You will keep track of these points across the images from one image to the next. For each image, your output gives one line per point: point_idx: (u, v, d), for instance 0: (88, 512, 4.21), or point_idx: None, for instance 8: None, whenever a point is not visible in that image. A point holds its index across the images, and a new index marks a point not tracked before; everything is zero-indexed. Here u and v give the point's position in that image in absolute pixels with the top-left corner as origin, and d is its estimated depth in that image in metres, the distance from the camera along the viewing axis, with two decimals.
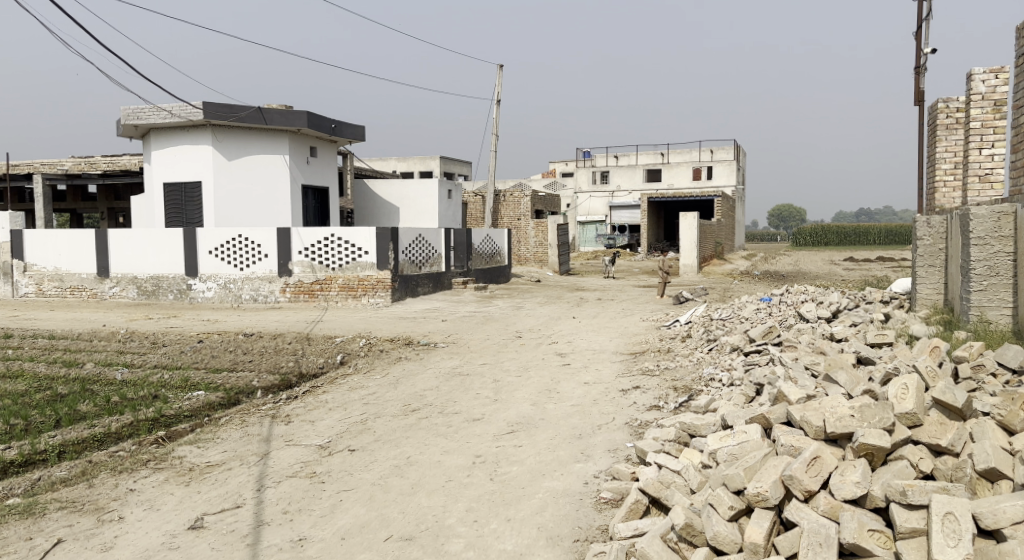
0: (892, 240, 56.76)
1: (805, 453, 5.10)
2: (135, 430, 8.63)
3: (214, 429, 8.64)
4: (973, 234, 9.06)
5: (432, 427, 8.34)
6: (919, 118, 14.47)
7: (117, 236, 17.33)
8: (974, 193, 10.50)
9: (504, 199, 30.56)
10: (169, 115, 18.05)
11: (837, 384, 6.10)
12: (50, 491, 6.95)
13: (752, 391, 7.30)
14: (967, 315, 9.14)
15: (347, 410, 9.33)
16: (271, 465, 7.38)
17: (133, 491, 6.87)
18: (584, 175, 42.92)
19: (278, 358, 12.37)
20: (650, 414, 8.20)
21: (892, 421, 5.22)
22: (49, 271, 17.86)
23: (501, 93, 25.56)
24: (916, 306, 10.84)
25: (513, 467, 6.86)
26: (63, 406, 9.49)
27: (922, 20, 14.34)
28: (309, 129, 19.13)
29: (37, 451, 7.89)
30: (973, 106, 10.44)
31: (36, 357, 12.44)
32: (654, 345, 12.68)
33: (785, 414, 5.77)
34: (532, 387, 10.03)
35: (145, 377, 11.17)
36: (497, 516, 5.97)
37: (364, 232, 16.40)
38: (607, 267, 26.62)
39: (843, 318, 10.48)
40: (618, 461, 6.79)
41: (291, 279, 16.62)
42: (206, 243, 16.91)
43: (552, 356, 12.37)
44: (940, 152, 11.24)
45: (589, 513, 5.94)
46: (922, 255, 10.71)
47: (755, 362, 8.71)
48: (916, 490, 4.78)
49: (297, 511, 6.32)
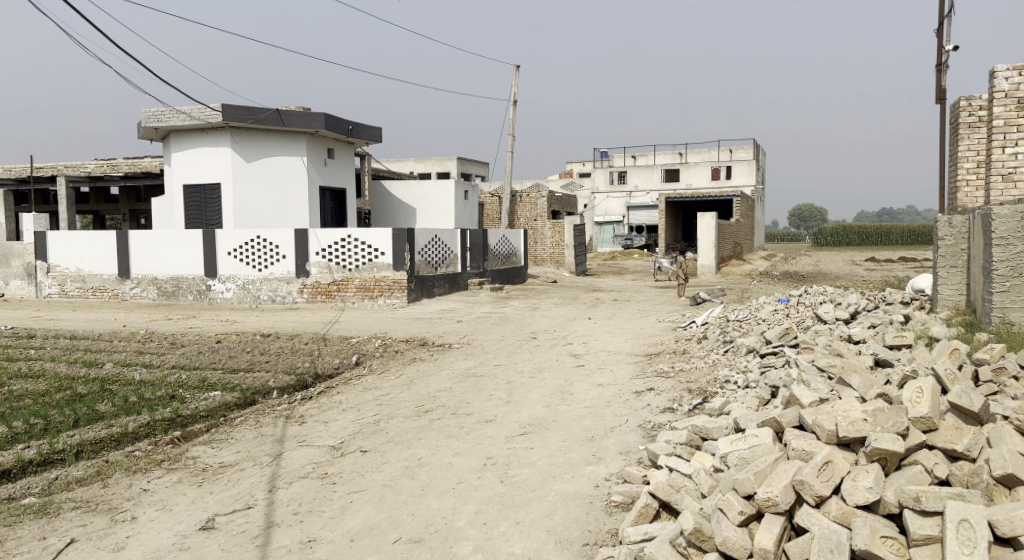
0: (914, 239, 56.04)
1: (817, 458, 5.01)
2: (152, 430, 8.67)
3: (229, 429, 8.66)
4: (995, 234, 8.92)
5: (444, 429, 8.31)
6: (941, 117, 14.28)
7: (138, 237, 17.46)
8: (997, 192, 10.35)
9: (521, 200, 30.50)
10: (188, 118, 18.17)
11: (850, 387, 5.97)
12: (66, 490, 6.98)
13: (766, 394, 7.22)
14: (990, 316, 9.01)
15: (361, 410, 9.30)
16: (283, 466, 7.37)
17: (147, 491, 6.89)
18: (601, 176, 42.79)
19: (295, 358, 12.39)
20: (663, 416, 8.13)
21: (906, 425, 5.14)
22: (71, 272, 18.03)
23: (519, 93, 25.50)
24: (938, 307, 10.68)
25: (524, 469, 6.81)
26: (81, 405, 9.54)
27: (944, 17, 14.15)
28: (328, 130, 19.15)
29: (55, 450, 7.94)
30: (996, 104, 10.29)
31: (57, 357, 12.54)
32: (670, 347, 12.60)
33: (797, 417, 5.67)
34: (545, 389, 9.98)
35: (163, 377, 11.22)
36: (506, 519, 5.93)
37: (381, 232, 16.39)
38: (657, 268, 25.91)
39: (861, 320, 10.35)
40: (629, 464, 6.73)
41: (308, 279, 16.66)
42: (225, 244, 16.98)
43: (567, 357, 12.30)
44: (962, 151, 11.06)
45: (599, 516, 5.89)
46: (944, 255, 10.55)
47: (771, 364, 8.60)
48: (929, 496, 4.67)
49: (307, 513, 6.30)
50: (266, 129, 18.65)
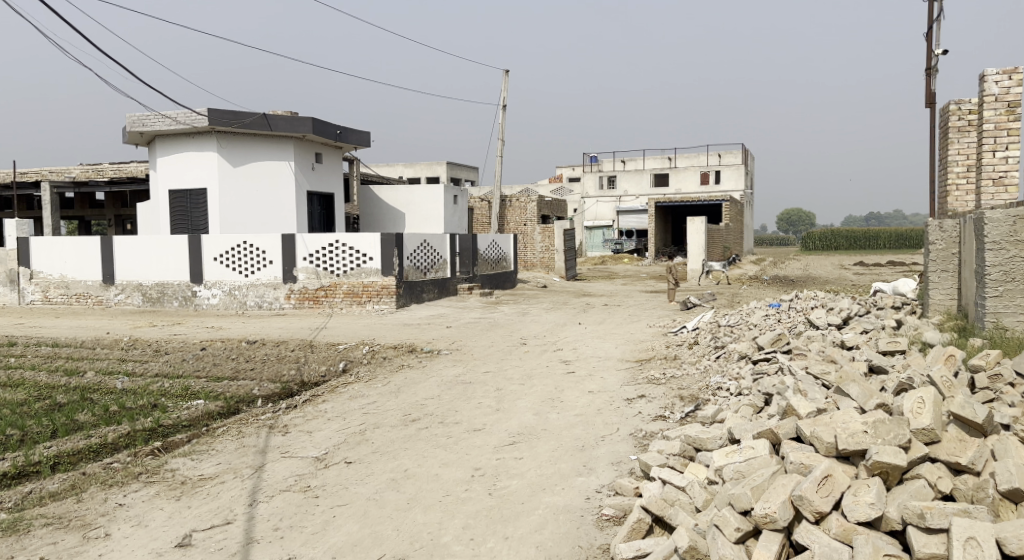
0: (901, 243, 56.17)
1: (816, 472, 4.87)
2: (132, 440, 8.45)
3: (211, 440, 8.44)
4: (988, 238, 8.81)
5: (431, 439, 8.12)
6: (931, 121, 14.19)
7: (122, 243, 17.20)
8: (988, 197, 10.24)
9: (510, 205, 30.35)
10: (174, 122, 17.93)
11: (849, 397, 5.83)
12: (39, 505, 6.75)
13: (759, 401, 7.11)
14: (983, 322, 8.88)
15: (346, 420, 9.10)
16: (265, 479, 7.16)
17: (123, 506, 6.67)
18: (591, 180, 43.16)
19: (280, 366, 12.16)
20: (655, 425, 7.97)
21: (908, 437, 5.00)
22: (54, 278, 17.75)
23: (507, 97, 25.35)
24: (929, 312, 10.55)
25: (513, 481, 6.63)
26: (60, 415, 9.31)
27: (933, 21, 14.07)
28: (315, 135, 18.95)
29: (31, 463, 7.73)
30: (986, 108, 10.18)
31: (38, 365, 12.28)
32: (661, 352, 12.45)
33: (794, 429, 5.51)
34: (535, 397, 9.80)
35: (145, 385, 11.00)
36: (494, 534, 5.75)
37: (369, 238, 16.18)
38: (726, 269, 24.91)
39: (854, 325, 10.21)
40: (621, 475, 6.56)
41: (295, 285, 16.45)
42: (211, 249, 16.75)
43: (557, 363, 12.14)
44: (952, 155, 10.95)
45: (590, 531, 5.72)
46: (935, 260, 10.43)
47: (764, 371, 8.47)
48: (934, 513, 4.56)
49: (288, 528, 6.10)
50: (253, 133, 18.43)
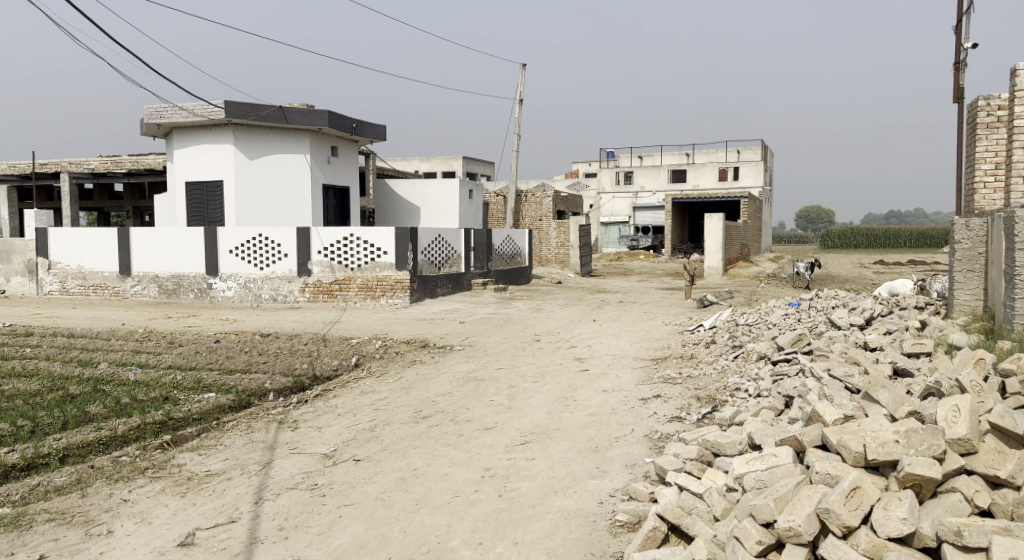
0: (922, 242, 55.30)
1: (844, 484, 4.66)
2: (142, 433, 8.34)
3: (220, 434, 8.30)
4: (1018, 237, 8.52)
5: (442, 437, 7.95)
6: (959, 117, 13.82)
7: (139, 234, 17.12)
8: (1017, 194, 9.93)
9: (526, 199, 30.13)
10: (190, 114, 17.84)
11: (878, 404, 5.59)
12: (44, 499, 6.63)
13: (779, 404, 6.90)
14: (1012, 324, 8.61)
15: (357, 416, 8.93)
16: (272, 475, 7.03)
17: (127, 502, 6.55)
18: (608, 176, 42.36)
19: (293, 359, 12.03)
20: (671, 426, 7.77)
21: (943, 448, 4.79)
22: (72, 269, 17.72)
23: (525, 91, 25.10)
24: (954, 313, 10.23)
25: (524, 483, 6.45)
26: (71, 407, 9.21)
27: (963, 15, 13.73)
28: (331, 128, 18.80)
29: (40, 454, 7.63)
30: (1017, 103, 9.88)
31: (52, 356, 12.20)
32: (677, 351, 12.21)
33: (820, 436, 5.29)
34: (548, 395, 9.60)
35: (158, 377, 10.88)
36: (503, 539, 5.57)
37: (383, 232, 16.02)
38: (807, 274, 22.61)
39: (876, 325, 9.97)
40: (636, 479, 6.37)
41: (310, 279, 16.33)
42: (226, 242, 16.64)
43: (570, 360, 11.95)
44: (979, 152, 10.63)
45: (602, 537, 5.53)
46: (961, 259, 10.10)
47: (784, 373, 8.25)
48: (973, 531, 4.37)
49: (293, 528, 5.95)
50: (270, 126, 18.32)
